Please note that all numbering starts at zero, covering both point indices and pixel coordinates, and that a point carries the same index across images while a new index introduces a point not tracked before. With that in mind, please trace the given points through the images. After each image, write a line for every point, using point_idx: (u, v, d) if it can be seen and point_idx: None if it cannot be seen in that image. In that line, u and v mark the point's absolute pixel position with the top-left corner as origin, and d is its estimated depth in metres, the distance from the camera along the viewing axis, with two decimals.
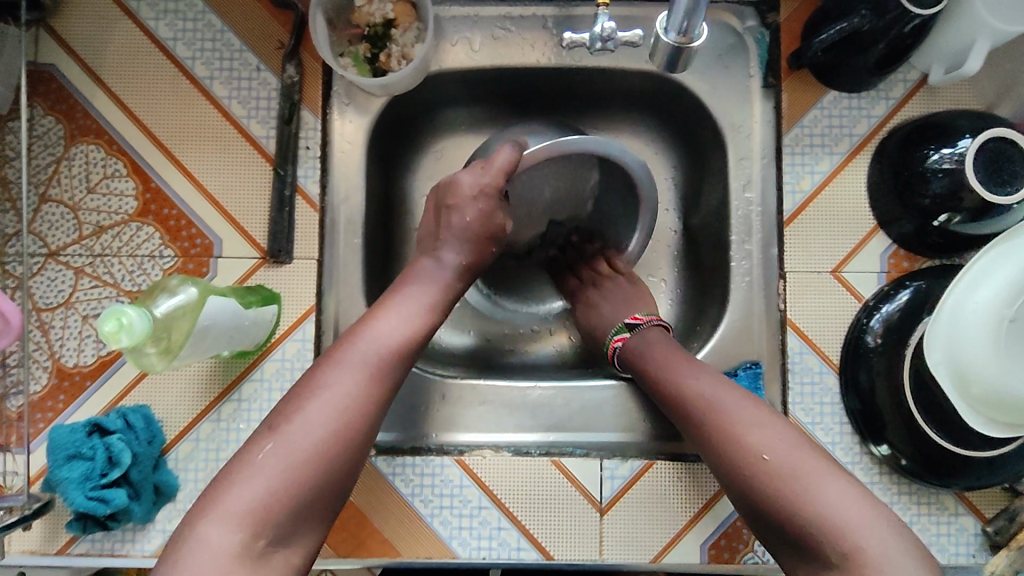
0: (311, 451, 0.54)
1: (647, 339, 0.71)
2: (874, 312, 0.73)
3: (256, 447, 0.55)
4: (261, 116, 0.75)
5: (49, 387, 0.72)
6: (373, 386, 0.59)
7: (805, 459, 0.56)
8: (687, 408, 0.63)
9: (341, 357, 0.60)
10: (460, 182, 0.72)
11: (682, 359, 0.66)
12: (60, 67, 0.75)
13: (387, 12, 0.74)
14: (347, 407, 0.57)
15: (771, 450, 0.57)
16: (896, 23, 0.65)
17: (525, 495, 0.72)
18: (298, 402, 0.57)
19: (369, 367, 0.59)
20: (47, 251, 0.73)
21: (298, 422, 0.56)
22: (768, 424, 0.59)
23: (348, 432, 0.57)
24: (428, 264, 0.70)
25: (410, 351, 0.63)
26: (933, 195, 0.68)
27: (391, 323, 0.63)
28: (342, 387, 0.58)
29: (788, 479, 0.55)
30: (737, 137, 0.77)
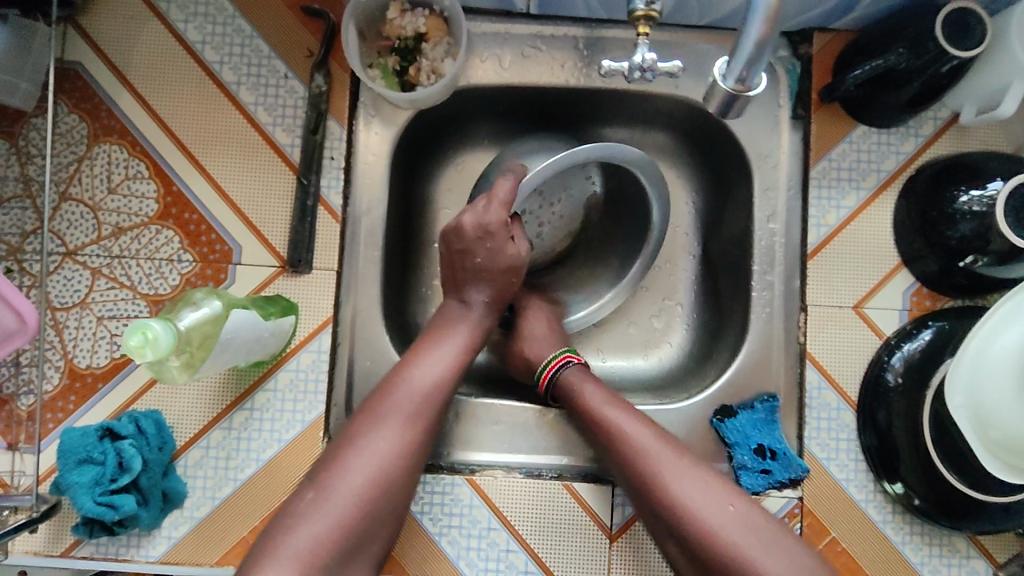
0: (357, 497, 0.56)
1: (580, 377, 0.71)
2: (895, 350, 0.72)
3: (300, 497, 0.56)
4: (287, 125, 0.74)
5: (60, 387, 0.72)
6: (412, 433, 0.61)
7: (731, 516, 0.58)
8: (619, 451, 0.63)
9: (381, 405, 0.61)
10: (479, 213, 0.71)
11: (609, 405, 0.67)
12: (86, 65, 0.74)
13: (419, 26, 0.73)
14: (390, 457, 0.59)
15: (704, 508, 0.58)
16: (930, 64, 0.65)
17: (535, 518, 0.71)
18: (342, 452, 0.58)
19: (410, 415, 0.61)
20: (64, 250, 0.73)
21: (340, 470, 0.57)
22: (699, 480, 0.60)
23: (390, 477, 0.58)
24: (455, 307, 0.72)
25: (445, 398, 0.64)
26: (959, 237, 0.68)
27: (428, 369, 0.64)
28: (380, 438, 0.59)
29: (728, 537, 0.57)
30: (763, 167, 0.77)
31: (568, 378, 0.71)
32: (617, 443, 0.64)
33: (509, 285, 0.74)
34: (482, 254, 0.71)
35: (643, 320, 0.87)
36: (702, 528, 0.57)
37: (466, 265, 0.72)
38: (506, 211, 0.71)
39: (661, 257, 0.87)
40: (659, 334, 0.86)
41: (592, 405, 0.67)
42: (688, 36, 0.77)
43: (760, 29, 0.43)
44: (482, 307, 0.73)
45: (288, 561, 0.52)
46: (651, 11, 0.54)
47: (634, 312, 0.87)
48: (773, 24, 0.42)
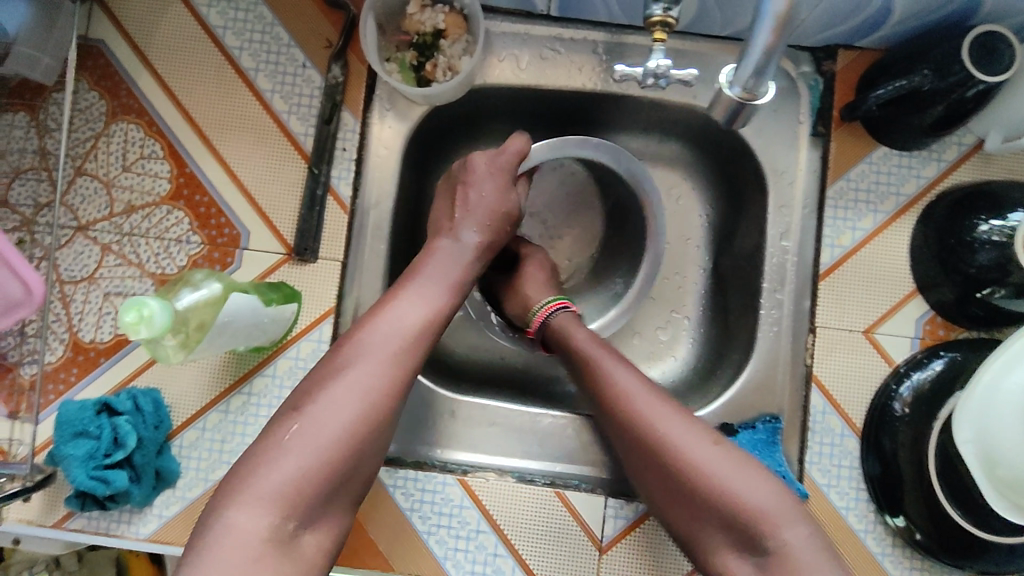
0: (343, 431, 0.54)
1: (570, 321, 0.72)
2: (904, 379, 0.70)
3: (282, 429, 0.53)
4: (301, 113, 0.74)
5: (63, 359, 0.72)
6: (399, 366, 0.58)
7: (716, 454, 0.57)
8: (604, 395, 0.63)
9: (363, 337, 0.58)
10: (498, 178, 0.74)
11: (597, 349, 0.66)
12: (108, 43, 0.75)
13: (438, 22, 0.73)
14: (378, 387, 0.56)
15: (687, 445, 0.57)
16: (957, 86, 0.63)
17: (524, 523, 0.70)
18: (325, 382, 0.56)
19: (396, 347, 0.58)
20: (76, 225, 0.73)
21: (325, 402, 0.54)
22: (682, 420, 0.59)
23: (378, 407, 0.56)
24: (445, 244, 0.70)
25: (433, 334, 0.62)
26: (979, 265, 0.66)
27: (414, 304, 0.62)
28: (364, 370, 0.56)
29: (711, 475, 0.56)
30: (780, 183, 0.76)
31: (557, 322, 0.72)
32: (595, 376, 0.64)
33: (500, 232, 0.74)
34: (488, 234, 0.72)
35: (648, 331, 0.85)
36: (692, 464, 0.56)
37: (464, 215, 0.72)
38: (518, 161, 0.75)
39: (670, 268, 0.86)
40: (663, 345, 0.85)
41: (583, 349, 0.66)
42: (710, 45, 0.76)
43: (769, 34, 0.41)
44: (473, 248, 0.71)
45: (265, 504, 0.50)
46: (669, 17, 0.53)
47: (639, 322, 0.86)
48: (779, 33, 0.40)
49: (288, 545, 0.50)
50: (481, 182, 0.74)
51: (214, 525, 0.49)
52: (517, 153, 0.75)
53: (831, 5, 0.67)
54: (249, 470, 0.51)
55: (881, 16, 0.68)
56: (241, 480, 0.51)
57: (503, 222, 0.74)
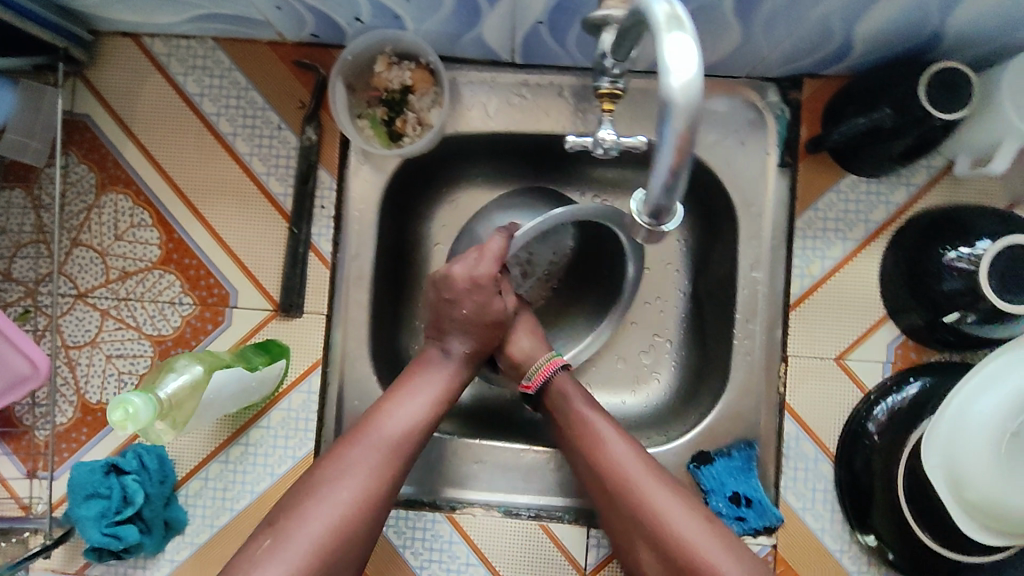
0: (314, 544, 0.57)
1: (566, 386, 0.70)
2: (876, 403, 0.72)
3: (258, 543, 0.57)
4: (280, 174, 0.77)
5: (73, 420, 0.77)
6: (377, 480, 0.61)
7: (696, 525, 0.61)
8: (597, 468, 0.66)
9: (346, 453, 0.62)
10: (471, 266, 0.70)
11: (593, 413, 0.68)
12: (93, 117, 0.78)
13: (405, 79, 0.75)
14: (351, 504, 0.59)
15: (675, 521, 0.61)
16: (917, 123, 0.63)
17: (511, 555, 0.75)
18: (303, 500, 0.59)
19: (377, 461, 0.62)
20: (76, 293, 0.78)
21: (299, 516, 0.58)
22: (668, 490, 0.63)
23: (347, 529, 0.59)
24: (434, 352, 0.71)
25: (414, 447, 0.65)
26: (946, 292, 0.67)
27: (397, 416, 0.65)
28: (342, 483, 0.60)
29: (692, 545, 0.60)
30: (749, 215, 0.76)
31: (554, 385, 0.70)
32: (593, 453, 0.66)
33: (493, 339, 0.72)
34: (467, 307, 0.70)
35: (632, 357, 0.87)
36: (675, 533, 0.61)
37: (450, 320, 0.71)
38: (497, 263, 0.71)
39: (650, 294, 0.87)
40: (647, 369, 0.87)
41: (577, 412, 0.68)
42: None
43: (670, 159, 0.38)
44: (460, 357, 0.71)
45: None
46: (616, 89, 0.55)
47: (622, 346, 0.87)
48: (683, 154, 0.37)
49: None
50: (465, 291, 0.70)
51: None
52: (495, 254, 0.70)
53: (789, 45, 0.67)
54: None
55: (843, 50, 0.68)
56: None
57: (495, 329, 0.72)
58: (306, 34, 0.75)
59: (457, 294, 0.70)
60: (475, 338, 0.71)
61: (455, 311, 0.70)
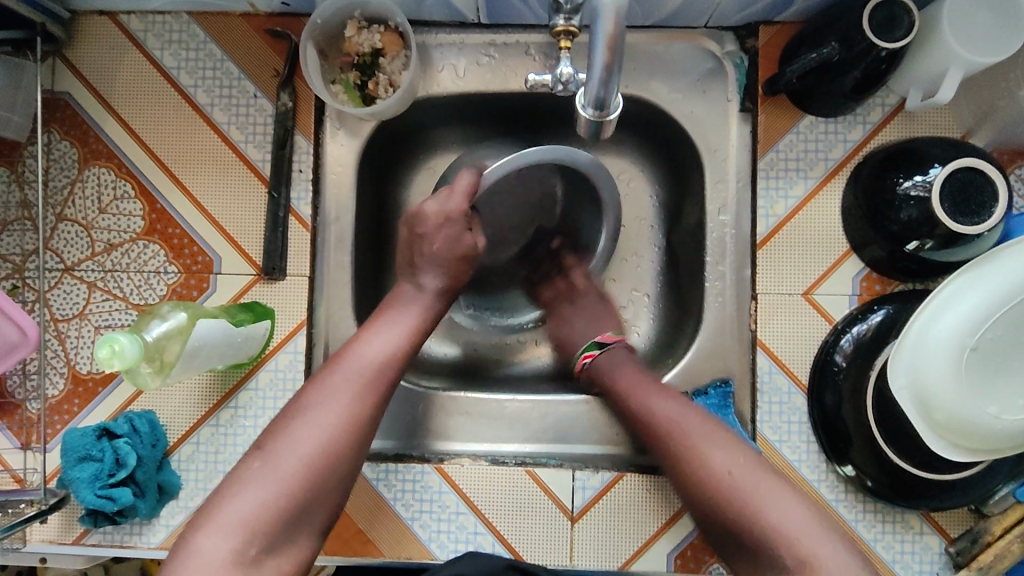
0: (302, 463, 0.58)
1: (612, 361, 0.77)
2: (843, 333, 0.74)
3: (247, 465, 0.58)
4: (258, 141, 0.79)
5: (65, 391, 0.79)
6: (359, 402, 0.62)
7: (746, 468, 0.63)
8: (650, 426, 0.69)
9: (326, 378, 0.63)
10: (442, 203, 0.74)
11: (641, 380, 0.72)
12: (74, 95, 0.80)
13: (376, 41, 0.77)
14: (336, 424, 0.60)
15: (713, 460, 0.64)
16: (864, 55, 0.66)
17: (500, 501, 0.76)
18: (287, 422, 0.60)
19: (357, 385, 0.62)
20: (62, 267, 0.79)
21: (286, 437, 0.59)
22: (725, 444, 0.65)
23: (333, 447, 0.60)
24: (409, 289, 0.73)
25: (394, 371, 0.66)
26: (903, 221, 0.69)
27: (376, 342, 0.66)
28: (326, 405, 0.61)
29: (745, 488, 0.62)
30: (714, 160, 0.79)
31: (598, 363, 0.77)
32: (641, 415, 0.70)
33: (461, 274, 0.76)
34: (438, 243, 0.74)
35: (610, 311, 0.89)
36: (717, 479, 0.63)
37: (422, 255, 0.74)
38: (467, 200, 0.74)
39: (626, 250, 0.90)
40: (626, 322, 0.89)
41: (620, 382, 0.73)
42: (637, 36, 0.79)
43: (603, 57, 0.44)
44: (435, 291, 0.73)
45: (230, 532, 0.54)
46: (571, 26, 0.57)
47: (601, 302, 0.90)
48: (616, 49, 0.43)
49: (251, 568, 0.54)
50: (436, 228, 0.74)
51: (184, 549, 0.54)
52: (465, 190, 0.74)
53: None
54: (218, 502, 0.56)
55: None
56: (208, 512, 0.56)
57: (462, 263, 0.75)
58: (276, 3, 0.77)
59: (429, 230, 0.74)
60: (447, 273, 0.74)
61: (426, 246, 0.74)
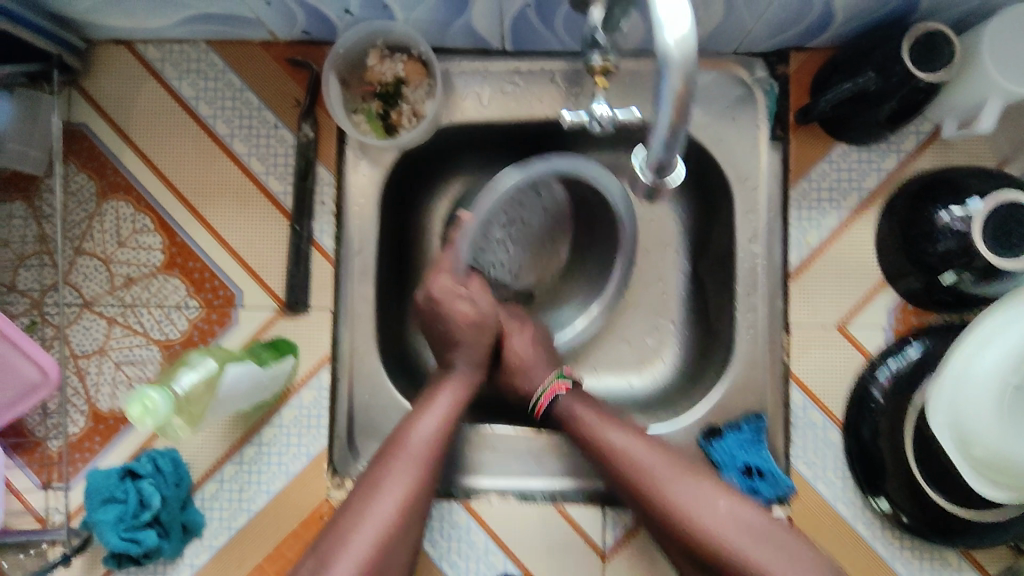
0: (363, 556, 0.59)
1: (570, 404, 0.72)
2: (879, 367, 0.74)
3: (307, 563, 0.59)
4: (279, 173, 0.78)
5: (85, 429, 0.77)
6: (412, 494, 0.64)
7: (724, 510, 0.62)
8: (615, 469, 0.67)
9: (383, 473, 0.65)
10: (456, 223, 0.76)
11: (602, 422, 0.69)
12: (91, 126, 0.79)
13: (399, 71, 0.76)
14: (392, 516, 0.62)
15: (689, 505, 0.62)
16: (902, 86, 0.65)
17: (529, 539, 0.75)
18: (349, 517, 0.62)
19: (412, 479, 0.65)
20: (82, 301, 0.78)
21: (345, 529, 0.61)
22: (695, 484, 0.64)
23: (391, 539, 0.61)
24: (451, 370, 0.75)
25: (441, 454, 0.68)
26: (941, 253, 0.68)
27: (423, 428, 0.68)
28: (383, 499, 0.63)
29: (721, 533, 0.60)
30: (744, 189, 0.77)
31: (559, 406, 0.72)
32: (608, 460, 0.67)
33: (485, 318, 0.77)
34: (451, 270, 0.76)
35: (636, 339, 0.88)
36: (697, 524, 0.61)
37: (444, 300, 0.76)
38: (473, 215, 0.75)
39: (651, 276, 0.88)
40: (651, 351, 0.87)
41: (585, 423, 0.70)
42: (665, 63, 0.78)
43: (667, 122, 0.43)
44: (473, 366, 0.76)
45: None
46: (608, 65, 0.56)
47: (626, 330, 0.88)
48: (680, 113, 0.42)
49: None
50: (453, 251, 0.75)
51: None
52: (469, 204, 0.75)
53: (774, 18, 0.68)
54: None
55: (826, 20, 0.69)
56: None
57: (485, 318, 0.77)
58: (297, 32, 0.76)
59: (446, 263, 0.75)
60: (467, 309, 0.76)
61: (448, 288, 0.76)
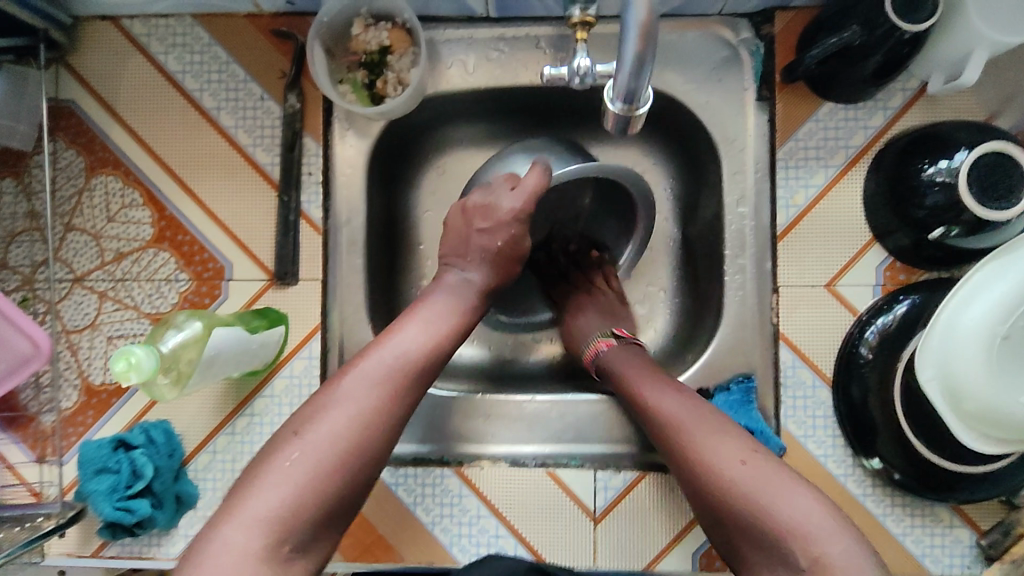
0: (337, 451, 0.55)
1: (619, 355, 0.74)
2: (867, 325, 0.73)
3: (282, 453, 0.55)
4: (265, 144, 0.78)
5: (79, 403, 0.78)
6: (394, 400, 0.59)
7: (751, 472, 0.57)
8: (651, 420, 0.65)
9: (364, 365, 0.60)
10: (506, 199, 0.72)
11: (647, 380, 0.68)
12: (79, 102, 0.79)
13: (383, 39, 0.76)
14: (371, 414, 0.58)
15: (716, 461, 0.58)
16: (886, 38, 0.64)
17: (520, 503, 0.75)
18: (323, 405, 0.57)
19: (394, 381, 0.60)
20: (73, 277, 0.78)
21: (320, 425, 0.56)
22: (718, 437, 0.60)
23: (370, 440, 0.57)
24: (453, 279, 0.71)
25: (431, 366, 0.63)
26: (929, 207, 0.67)
27: (414, 333, 0.63)
28: (364, 397, 0.58)
29: (748, 493, 0.56)
30: (732, 150, 0.77)
31: (608, 356, 0.74)
32: (643, 410, 0.66)
33: (512, 272, 0.75)
34: (501, 239, 0.72)
35: (627, 307, 0.88)
36: (721, 481, 0.58)
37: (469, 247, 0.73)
38: (532, 199, 0.72)
39: None
40: (642, 319, 0.87)
41: (631, 381, 0.69)
42: None
43: (636, 46, 0.44)
44: (484, 290, 0.72)
45: (257, 526, 0.51)
46: (587, 17, 0.58)
47: None
48: (646, 38, 0.43)
49: (282, 565, 0.51)
50: (497, 224, 0.72)
51: (209, 538, 0.52)
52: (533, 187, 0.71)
53: None
54: (242, 495, 0.53)
55: None
56: (237, 499, 0.53)
57: (514, 263, 0.75)
58: (281, 2, 0.76)
59: (489, 225, 0.72)
60: (496, 269, 0.73)
61: (487, 240, 0.72)
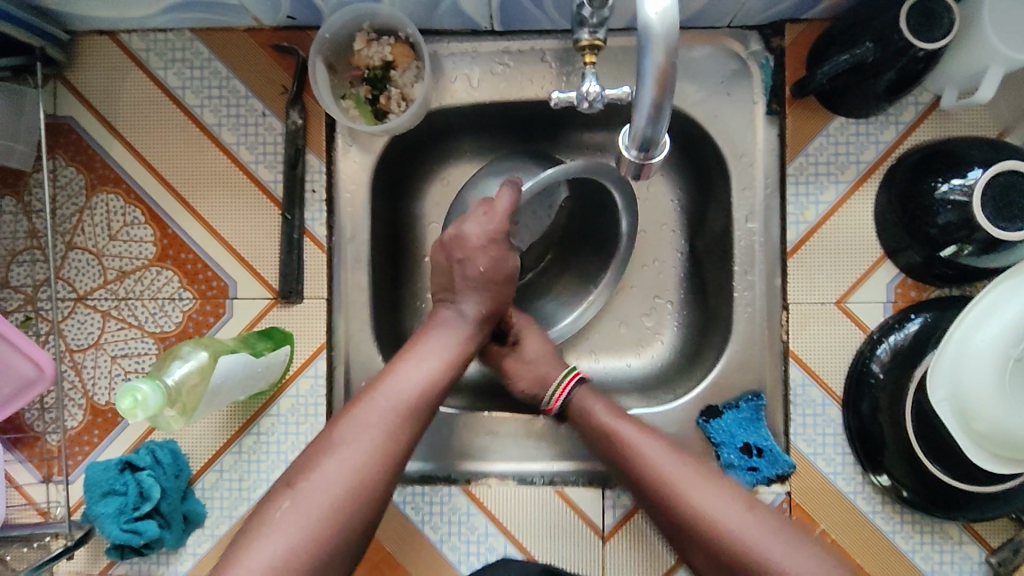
0: (332, 502, 0.55)
1: (586, 395, 0.72)
2: (879, 343, 0.73)
3: (276, 505, 0.55)
4: (268, 161, 0.77)
5: (84, 423, 0.77)
6: (390, 444, 0.59)
7: (748, 521, 0.58)
8: (636, 469, 0.64)
9: (359, 413, 0.60)
10: (483, 223, 0.71)
11: (626, 424, 0.67)
12: (77, 118, 0.78)
13: (386, 54, 0.74)
14: (366, 459, 0.58)
15: (715, 512, 0.59)
16: (900, 55, 0.63)
17: (528, 521, 0.75)
18: (318, 455, 0.58)
19: (390, 425, 0.60)
20: (75, 296, 0.78)
21: (318, 475, 0.56)
22: (714, 487, 0.61)
23: (366, 485, 0.57)
24: (448, 314, 0.71)
25: (428, 404, 0.64)
26: (941, 226, 0.66)
27: (410, 375, 0.64)
28: (359, 443, 0.58)
29: (748, 543, 0.57)
30: (740, 165, 0.76)
31: (574, 397, 0.72)
32: (626, 460, 0.65)
33: (503, 297, 0.73)
34: (483, 264, 0.71)
35: (634, 320, 0.87)
36: (721, 529, 0.58)
37: (460, 279, 0.71)
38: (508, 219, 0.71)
39: (648, 256, 0.87)
40: (650, 332, 0.86)
41: (607, 424, 0.68)
42: None
43: (652, 93, 0.45)
44: (474, 318, 0.71)
45: None
46: (596, 40, 0.57)
47: (624, 311, 0.87)
48: (663, 86, 0.44)
49: None
50: (477, 249, 0.71)
51: None
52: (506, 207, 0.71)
53: None
54: (242, 546, 0.53)
55: None
56: (234, 553, 0.53)
57: (505, 285, 0.73)
58: (282, 17, 0.74)
59: (470, 252, 0.71)
60: (488, 298, 0.72)
61: (469, 268, 0.71)
